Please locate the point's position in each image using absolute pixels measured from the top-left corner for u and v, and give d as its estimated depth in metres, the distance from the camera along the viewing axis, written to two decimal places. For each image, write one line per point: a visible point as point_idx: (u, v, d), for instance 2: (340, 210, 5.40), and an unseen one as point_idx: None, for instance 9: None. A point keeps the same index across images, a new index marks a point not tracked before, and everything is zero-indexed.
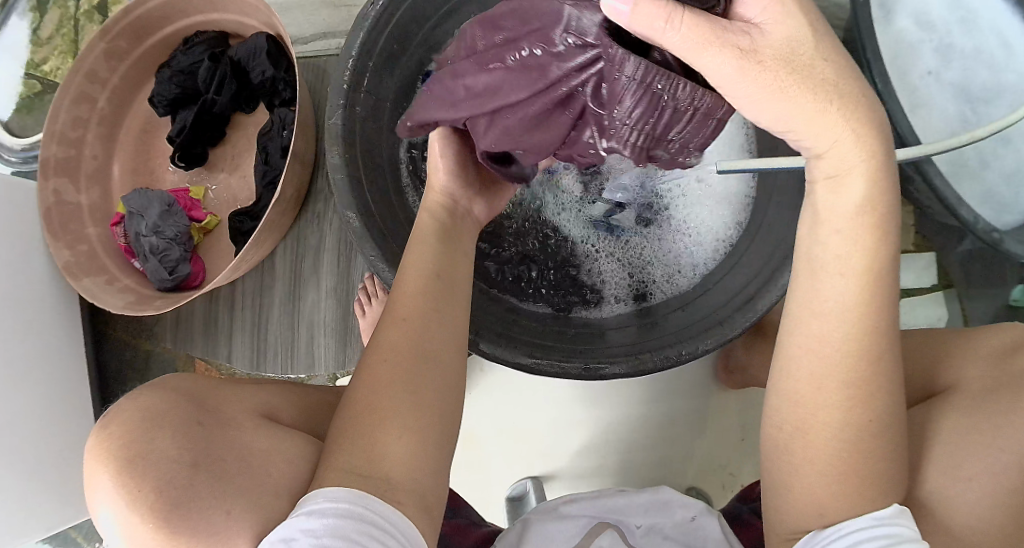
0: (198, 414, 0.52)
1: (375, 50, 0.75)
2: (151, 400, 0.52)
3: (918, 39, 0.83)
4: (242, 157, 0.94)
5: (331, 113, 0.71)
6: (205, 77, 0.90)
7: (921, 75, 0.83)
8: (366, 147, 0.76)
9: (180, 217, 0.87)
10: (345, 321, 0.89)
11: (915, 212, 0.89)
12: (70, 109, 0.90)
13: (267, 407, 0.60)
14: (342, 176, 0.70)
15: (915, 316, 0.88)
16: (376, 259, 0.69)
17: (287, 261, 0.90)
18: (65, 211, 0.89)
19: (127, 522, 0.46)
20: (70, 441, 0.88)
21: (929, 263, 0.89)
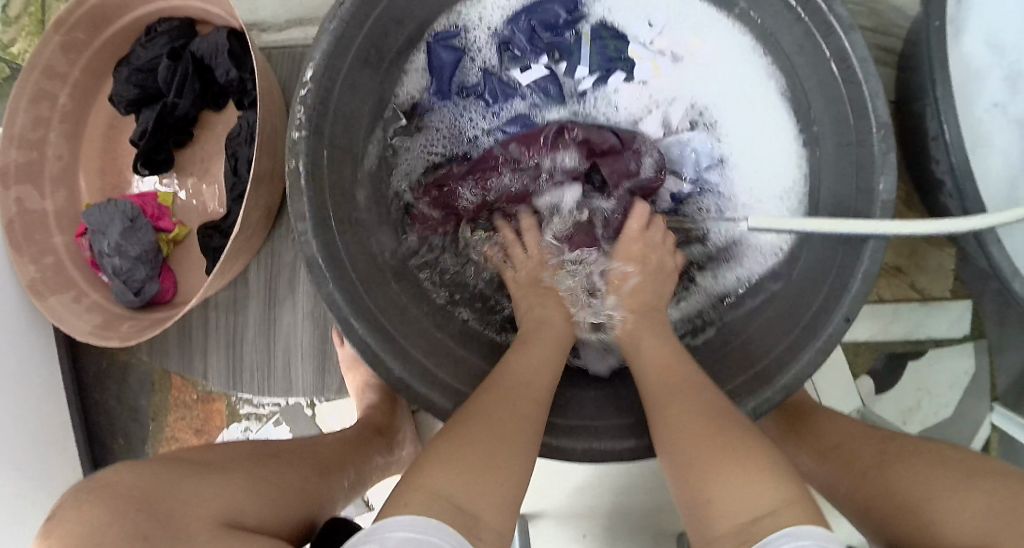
0: (149, 525, 0.49)
1: (348, 60, 0.66)
2: (99, 508, 0.49)
3: (986, 64, 0.70)
4: (213, 161, 0.86)
5: (294, 141, 0.63)
6: (165, 76, 0.81)
7: (986, 108, 0.70)
8: (336, 177, 0.68)
9: (145, 232, 0.80)
10: (323, 347, 0.83)
11: (956, 255, 0.79)
12: (28, 109, 0.84)
13: (232, 510, 0.55)
14: (303, 216, 0.62)
15: (940, 368, 0.80)
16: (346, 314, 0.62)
17: (261, 283, 0.83)
18: (27, 220, 0.84)
19: None
20: (50, 459, 0.85)
21: (962, 312, 0.80)
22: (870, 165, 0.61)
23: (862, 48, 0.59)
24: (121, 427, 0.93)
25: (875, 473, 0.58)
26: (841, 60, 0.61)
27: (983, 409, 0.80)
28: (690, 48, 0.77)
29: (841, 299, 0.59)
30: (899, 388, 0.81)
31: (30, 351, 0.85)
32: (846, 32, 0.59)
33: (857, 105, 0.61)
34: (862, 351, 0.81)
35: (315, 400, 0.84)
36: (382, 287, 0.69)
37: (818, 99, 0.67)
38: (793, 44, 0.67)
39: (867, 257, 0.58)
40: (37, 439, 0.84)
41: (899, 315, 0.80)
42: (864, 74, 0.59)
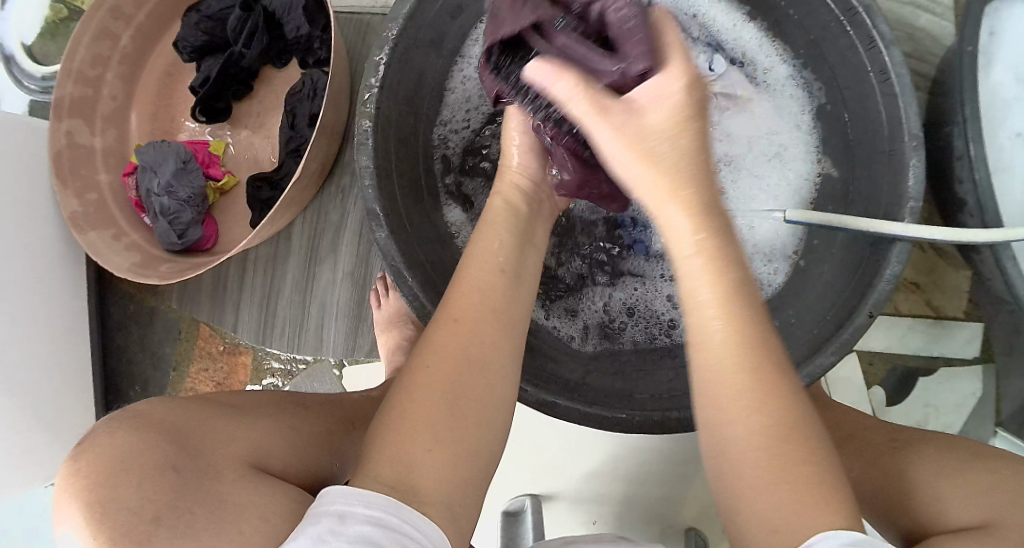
0: (176, 457, 0.46)
1: (425, 26, 0.69)
2: (131, 436, 0.45)
3: (1013, 96, 0.75)
4: (267, 113, 0.88)
5: (365, 92, 0.65)
6: (235, 26, 0.84)
7: (1009, 136, 0.74)
8: (401, 136, 0.70)
9: (195, 176, 0.82)
10: (358, 307, 0.84)
11: (970, 278, 0.83)
12: (90, 45, 0.85)
13: (259, 453, 0.53)
14: (368, 165, 0.64)
15: (949, 389, 0.83)
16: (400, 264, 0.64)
17: (304, 236, 0.85)
18: (76, 155, 0.84)
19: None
20: (67, 398, 0.85)
21: (973, 335, 0.83)
22: (898, 174, 0.65)
23: (900, 65, 0.63)
24: (139, 372, 0.93)
25: (888, 456, 0.61)
26: (879, 74, 0.65)
27: (987, 433, 0.82)
28: (745, 98, 0.80)
29: (863, 300, 0.62)
30: (909, 403, 0.84)
31: (63, 285, 0.84)
32: (886, 48, 0.63)
33: (891, 118, 0.65)
34: (877, 362, 0.84)
35: (343, 360, 0.86)
36: (433, 246, 0.71)
37: (855, 113, 0.71)
38: (835, 56, 0.70)
39: (894, 263, 0.61)
40: (60, 376, 0.83)
41: (914, 334, 0.84)
42: (902, 91, 0.63)
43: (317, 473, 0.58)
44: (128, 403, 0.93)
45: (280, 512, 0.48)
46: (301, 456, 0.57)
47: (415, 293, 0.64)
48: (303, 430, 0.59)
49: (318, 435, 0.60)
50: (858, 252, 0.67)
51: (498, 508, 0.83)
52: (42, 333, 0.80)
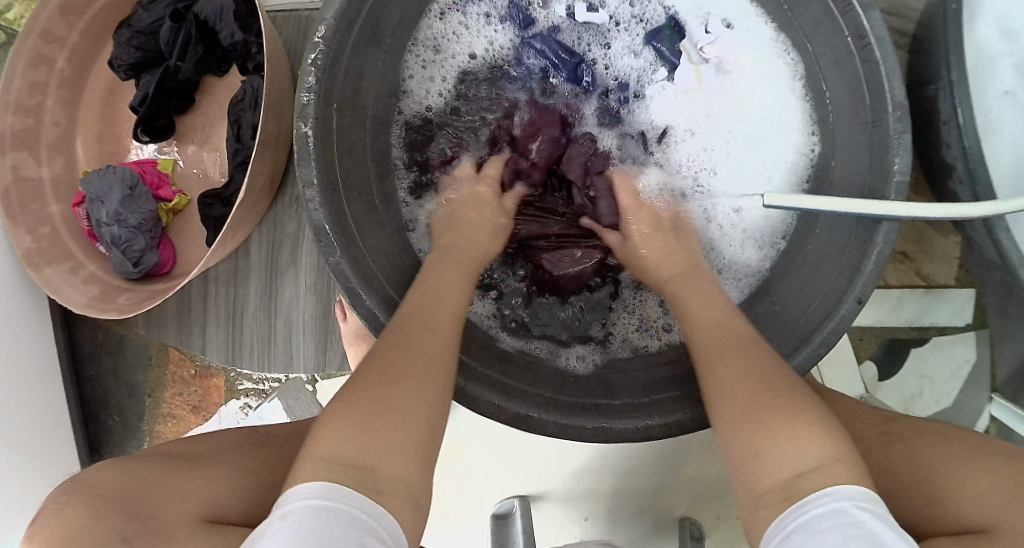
0: (127, 528, 0.46)
1: (357, 31, 0.64)
2: (77, 511, 0.46)
3: (999, 52, 0.67)
4: (214, 127, 0.85)
5: (298, 104, 0.61)
6: (167, 39, 0.80)
7: (996, 95, 0.67)
8: (343, 149, 0.66)
9: (144, 201, 0.79)
10: (325, 321, 0.82)
11: (960, 244, 0.78)
12: (24, 73, 0.82)
13: (214, 503, 0.51)
14: (308, 182, 0.61)
15: (943, 358, 0.79)
16: (349, 283, 0.61)
17: (263, 253, 0.82)
18: (22, 189, 0.82)
19: None
20: (45, 435, 0.84)
21: (965, 301, 0.79)
22: (883, 146, 0.59)
23: (879, 25, 0.57)
24: (117, 401, 0.92)
25: (870, 451, 0.57)
26: (857, 38, 0.59)
27: (983, 400, 0.79)
28: (736, 62, 0.76)
29: (852, 284, 0.58)
30: (902, 375, 0.80)
31: (27, 322, 0.83)
32: (864, 9, 0.57)
33: (872, 83, 0.59)
34: (867, 337, 0.79)
35: (316, 377, 0.84)
36: (390, 261, 0.68)
37: (834, 79, 0.65)
38: (809, 20, 0.65)
39: (879, 243, 0.57)
40: (34, 413, 0.83)
41: (906, 303, 0.79)
42: (884, 53, 0.57)
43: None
44: (109, 432, 0.92)
45: None
46: (265, 490, 0.55)
47: (369, 311, 0.61)
48: (265, 467, 0.57)
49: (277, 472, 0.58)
50: (842, 231, 0.63)
51: (485, 512, 0.81)
52: (12, 373, 0.79)
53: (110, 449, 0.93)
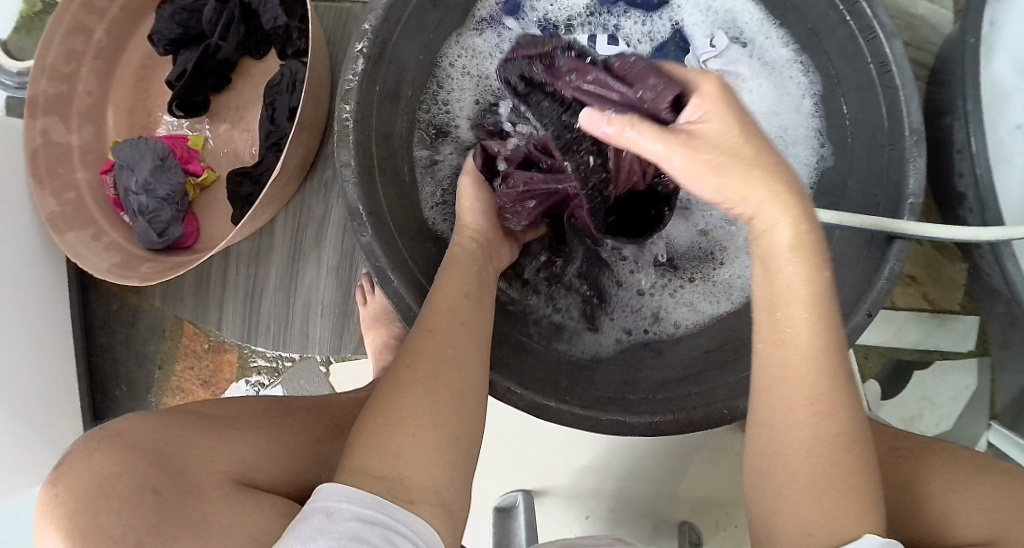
0: (157, 480, 0.45)
1: (404, 21, 0.67)
2: (105, 459, 0.45)
3: (1016, 87, 0.71)
4: (247, 108, 0.86)
5: (343, 89, 0.63)
6: (210, 18, 0.82)
7: (1009, 129, 0.72)
8: (381, 134, 0.68)
9: (174, 173, 0.80)
10: (344, 304, 0.83)
11: (967, 271, 0.81)
12: (63, 41, 0.83)
13: (243, 464, 0.52)
14: (347, 161, 0.62)
15: (945, 382, 0.82)
16: (380, 262, 0.62)
17: (287, 235, 0.83)
18: (52, 154, 0.82)
19: None
20: (52, 400, 0.84)
21: (970, 328, 0.82)
22: (899, 170, 0.62)
23: (901, 54, 0.61)
24: (126, 372, 0.92)
25: (882, 458, 0.59)
26: (880, 65, 0.62)
27: (981, 426, 0.81)
28: (740, 78, 0.78)
29: (862, 296, 0.61)
30: (903, 394, 0.83)
31: (45, 287, 0.83)
32: (887, 37, 0.61)
33: (892, 107, 0.62)
34: (872, 356, 0.83)
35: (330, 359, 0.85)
36: (417, 246, 0.69)
37: (854, 102, 0.68)
38: (834, 46, 0.68)
39: (891, 257, 0.60)
40: (43, 378, 0.82)
41: (910, 325, 0.82)
42: (903, 79, 0.61)
43: (302, 482, 0.57)
44: (114, 403, 0.92)
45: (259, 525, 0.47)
46: (285, 459, 0.56)
47: (398, 292, 0.62)
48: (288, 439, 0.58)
49: (300, 442, 0.59)
50: (854, 247, 0.65)
51: (489, 505, 0.82)
52: (25, 334, 0.79)
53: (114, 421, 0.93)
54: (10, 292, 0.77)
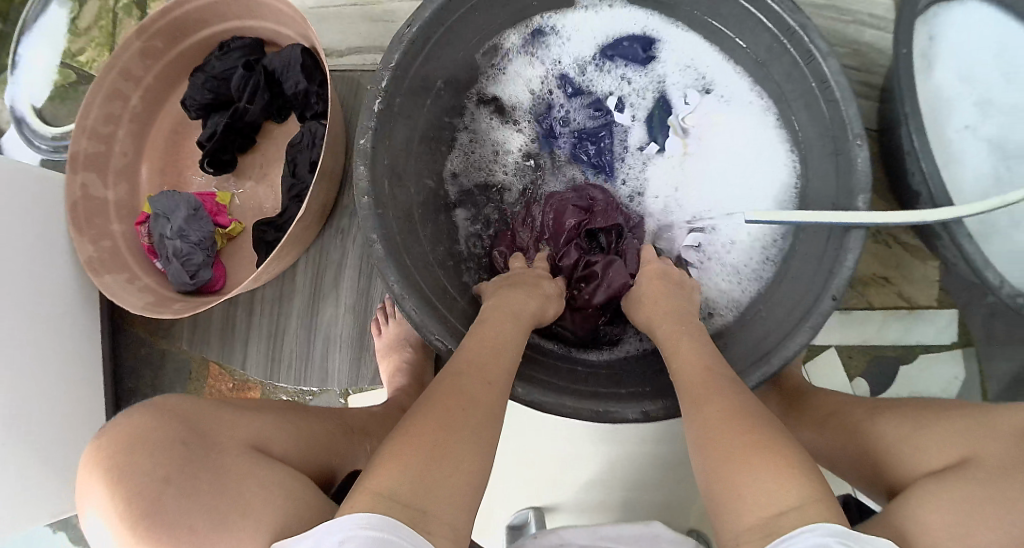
0: (185, 433, 0.51)
1: (411, 75, 0.76)
2: (145, 416, 0.51)
3: (957, 94, 0.82)
4: (271, 165, 0.96)
5: (360, 133, 0.71)
6: (239, 84, 0.92)
7: (958, 129, 0.81)
8: (393, 171, 0.76)
9: (205, 222, 0.87)
10: (361, 337, 0.89)
11: (940, 267, 0.88)
12: (102, 105, 0.92)
13: (260, 438, 0.57)
14: (365, 194, 0.70)
15: (932, 374, 0.88)
16: (395, 283, 0.69)
17: (308, 273, 0.90)
18: (90, 206, 0.90)
19: (105, 517, 0.47)
20: (75, 436, 0.88)
21: (949, 321, 0.88)
22: (848, 170, 0.70)
23: (838, 74, 0.70)
24: None
25: (867, 425, 0.64)
26: (822, 84, 0.72)
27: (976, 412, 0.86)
28: (713, 126, 0.86)
29: (830, 282, 0.68)
30: (893, 392, 0.88)
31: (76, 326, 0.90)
32: (824, 59, 0.71)
33: (835, 119, 0.72)
34: (856, 355, 0.89)
35: (348, 389, 0.90)
36: (428, 270, 0.76)
37: (804, 118, 0.77)
38: (782, 75, 0.78)
39: (852, 244, 0.67)
40: (66, 415, 0.87)
41: (891, 324, 0.89)
42: (843, 95, 0.70)
43: None
44: None
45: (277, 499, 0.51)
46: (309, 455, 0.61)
47: (415, 312, 0.69)
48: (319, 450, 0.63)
49: (326, 452, 0.64)
50: (821, 242, 0.72)
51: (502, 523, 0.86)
52: (48, 369, 0.84)
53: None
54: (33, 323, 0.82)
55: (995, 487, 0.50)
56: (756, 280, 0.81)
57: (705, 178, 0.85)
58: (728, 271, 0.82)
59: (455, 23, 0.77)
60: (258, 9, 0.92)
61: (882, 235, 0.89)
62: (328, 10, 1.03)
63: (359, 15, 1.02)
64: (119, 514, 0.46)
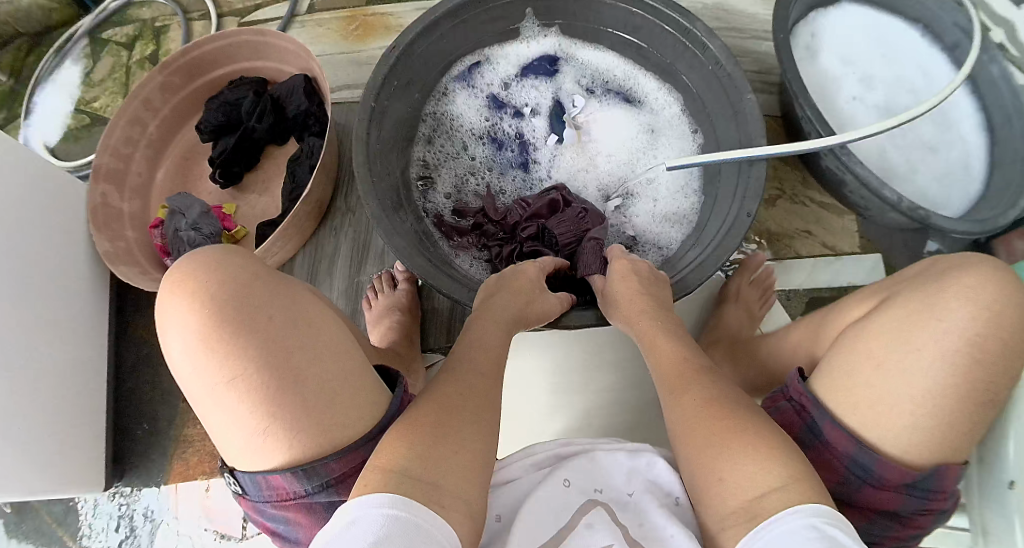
0: (265, 266, 0.66)
1: (393, 79, 0.91)
2: (234, 249, 0.66)
3: (843, 72, 1.14)
4: (272, 181, 1.07)
5: (357, 124, 0.85)
6: (248, 108, 1.05)
7: (848, 99, 1.12)
8: (382, 154, 0.89)
9: (215, 220, 0.98)
10: (353, 317, 0.98)
11: (856, 220, 1.07)
12: (124, 129, 1.03)
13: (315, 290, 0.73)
14: (361, 166, 0.82)
15: None
16: (390, 234, 0.80)
17: (305, 268, 1.00)
18: (108, 214, 1.01)
19: (194, 307, 0.60)
20: (69, 420, 0.93)
21: (875, 263, 1.05)
22: (747, 122, 0.88)
23: (727, 54, 0.89)
24: (148, 410, 1.04)
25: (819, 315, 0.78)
26: (717, 65, 0.91)
27: None
28: (602, 117, 1.07)
29: (743, 206, 0.84)
30: None
31: (78, 320, 0.96)
32: (712, 42, 0.89)
33: (730, 85, 0.90)
34: (793, 298, 1.05)
35: None
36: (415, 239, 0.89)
37: (706, 92, 0.96)
38: (686, 66, 0.97)
39: (759, 173, 0.84)
40: (59, 401, 0.91)
41: (821, 268, 1.06)
42: (734, 68, 0.89)
43: None
44: (135, 444, 1.03)
45: (338, 336, 0.65)
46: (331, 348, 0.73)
47: (414, 263, 0.79)
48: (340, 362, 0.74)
49: None
50: (734, 180, 0.89)
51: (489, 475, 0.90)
52: (54, 358, 0.91)
53: (132, 458, 1.03)
54: (47, 310, 0.90)
55: (909, 315, 0.62)
56: (683, 221, 1.00)
57: (612, 160, 1.05)
58: (652, 223, 1.00)
59: (427, 44, 0.94)
60: (265, 50, 1.06)
61: (799, 197, 1.09)
62: (321, 59, 1.20)
63: (349, 61, 1.20)
64: (196, 319, 0.60)
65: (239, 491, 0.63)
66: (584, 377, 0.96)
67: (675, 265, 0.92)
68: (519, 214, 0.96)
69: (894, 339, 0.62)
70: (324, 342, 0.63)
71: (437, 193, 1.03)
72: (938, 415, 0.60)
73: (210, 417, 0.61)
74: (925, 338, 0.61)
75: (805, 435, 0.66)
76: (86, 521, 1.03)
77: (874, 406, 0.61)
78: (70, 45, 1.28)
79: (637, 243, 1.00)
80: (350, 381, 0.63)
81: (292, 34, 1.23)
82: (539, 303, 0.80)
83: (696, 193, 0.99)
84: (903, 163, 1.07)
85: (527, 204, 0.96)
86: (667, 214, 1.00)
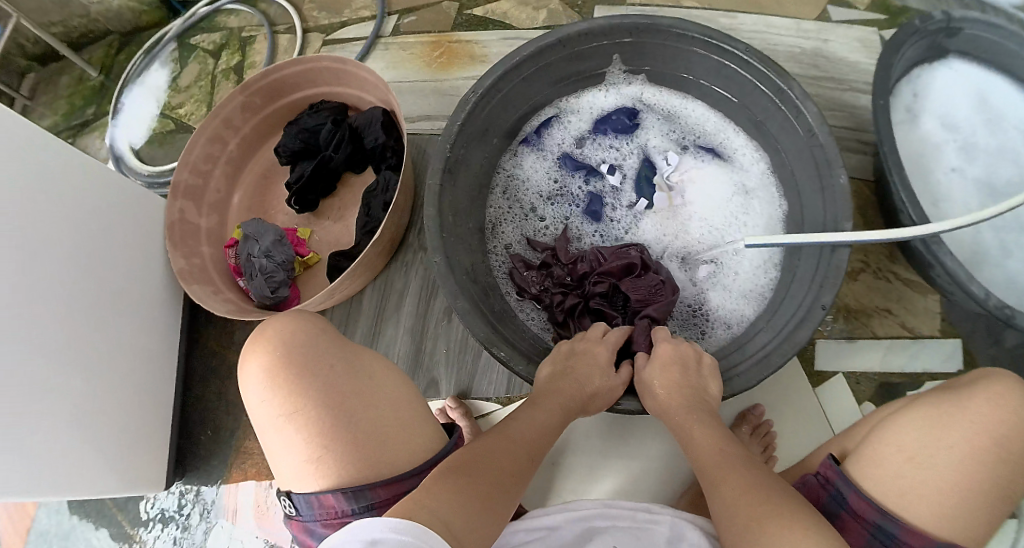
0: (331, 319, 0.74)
1: (472, 127, 0.91)
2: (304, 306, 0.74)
3: (943, 138, 1.08)
4: (348, 209, 1.09)
5: (431, 175, 0.86)
6: (326, 137, 1.07)
7: (947, 171, 1.06)
8: (454, 205, 0.90)
9: (288, 248, 1.01)
10: (417, 354, 0.99)
11: (939, 302, 1.04)
12: (205, 146, 1.07)
13: None
14: (431, 220, 0.83)
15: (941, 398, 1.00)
16: (455, 293, 0.80)
17: (374, 301, 1.02)
18: (185, 229, 1.05)
19: (270, 352, 0.69)
20: (139, 424, 0.98)
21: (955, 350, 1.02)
22: (835, 203, 0.85)
23: (820, 124, 0.86)
24: (211, 418, 1.08)
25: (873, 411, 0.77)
26: (809, 133, 0.88)
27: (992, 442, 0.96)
28: (694, 177, 1.04)
29: (820, 296, 0.81)
30: None
31: (152, 330, 1.01)
32: (808, 113, 0.87)
33: (821, 160, 0.87)
34: (863, 380, 1.02)
35: None
36: (482, 292, 0.90)
37: (795, 162, 0.93)
38: (778, 130, 0.94)
39: (842, 261, 0.81)
40: (133, 405, 0.96)
41: (897, 350, 1.03)
42: (826, 139, 0.86)
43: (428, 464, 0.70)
44: (198, 448, 1.07)
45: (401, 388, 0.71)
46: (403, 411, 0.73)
47: (480, 328, 0.80)
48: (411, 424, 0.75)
49: None
50: (814, 262, 0.86)
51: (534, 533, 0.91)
52: (129, 365, 0.96)
53: (193, 462, 1.07)
54: (123, 318, 0.94)
55: (946, 410, 0.63)
56: (760, 295, 0.96)
57: (696, 223, 1.02)
58: (727, 297, 0.97)
59: (506, 92, 0.94)
60: (345, 77, 1.07)
61: (882, 272, 1.06)
62: (401, 84, 1.21)
63: (430, 89, 1.20)
64: (268, 360, 0.68)
65: (292, 511, 0.66)
66: (637, 440, 0.96)
67: (739, 350, 0.89)
68: (589, 267, 0.95)
69: (932, 426, 0.62)
70: (381, 386, 0.69)
71: (512, 240, 1.03)
72: (969, 507, 0.59)
73: (272, 446, 0.68)
74: (962, 428, 0.61)
75: (830, 505, 0.64)
76: (146, 518, 1.08)
77: (905, 494, 0.60)
78: (159, 48, 1.32)
79: (708, 317, 0.97)
80: (405, 424, 0.68)
81: (375, 56, 1.23)
82: (591, 378, 0.80)
83: (776, 269, 0.96)
84: (997, 245, 1.02)
85: (597, 262, 0.95)
86: (745, 287, 0.97)
